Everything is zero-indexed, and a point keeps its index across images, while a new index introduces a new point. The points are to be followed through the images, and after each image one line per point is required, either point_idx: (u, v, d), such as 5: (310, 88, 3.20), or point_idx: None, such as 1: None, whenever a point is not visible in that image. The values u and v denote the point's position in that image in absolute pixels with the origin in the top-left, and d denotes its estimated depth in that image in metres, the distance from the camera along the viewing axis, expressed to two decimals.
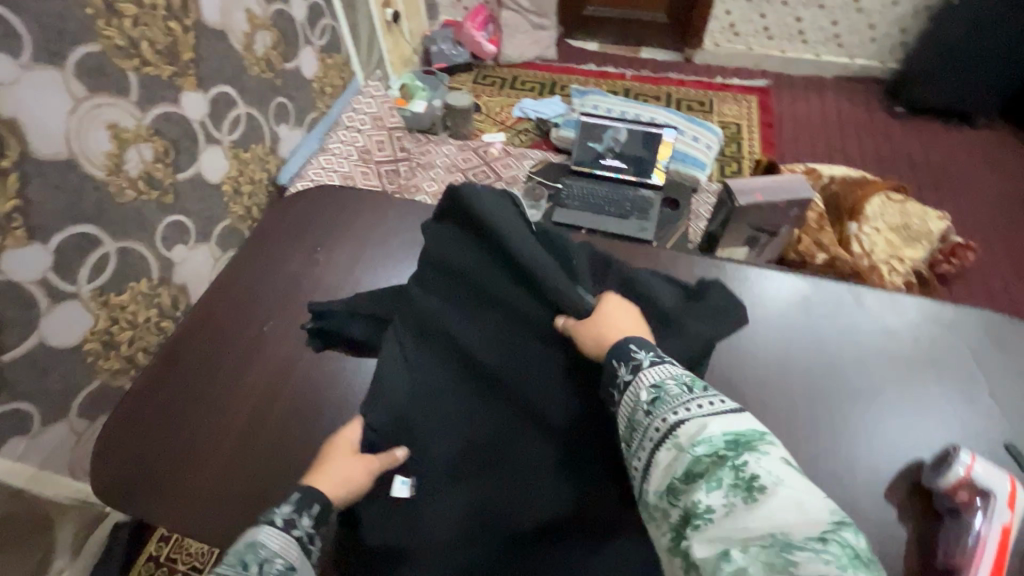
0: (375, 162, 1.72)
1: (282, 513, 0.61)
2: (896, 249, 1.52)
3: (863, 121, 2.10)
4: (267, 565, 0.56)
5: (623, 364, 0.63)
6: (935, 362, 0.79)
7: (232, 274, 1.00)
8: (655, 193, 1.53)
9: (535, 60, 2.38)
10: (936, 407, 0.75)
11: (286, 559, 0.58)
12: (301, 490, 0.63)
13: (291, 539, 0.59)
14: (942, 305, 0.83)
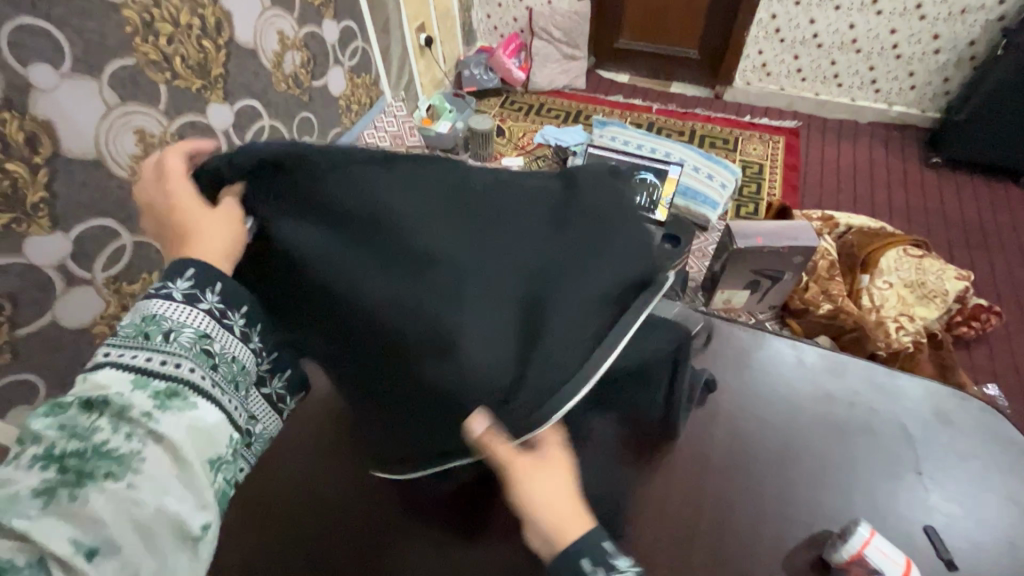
0: None
1: (180, 288, 0.53)
2: (907, 306, 1.45)
3: (895, 171, 2.01)
4: (175, 334, 0.51)
5: None
6: (864, 434, 0.81)
7: None
8: (657, 229, 1.52)
9: (564, 88, 2.43)
10: (859, 479, 0.77)
11: (197, 327, 0.53)
12: (195, 263, 0.55)
13: (198, 311, 0.53)
14: (881, 378, 0.86)
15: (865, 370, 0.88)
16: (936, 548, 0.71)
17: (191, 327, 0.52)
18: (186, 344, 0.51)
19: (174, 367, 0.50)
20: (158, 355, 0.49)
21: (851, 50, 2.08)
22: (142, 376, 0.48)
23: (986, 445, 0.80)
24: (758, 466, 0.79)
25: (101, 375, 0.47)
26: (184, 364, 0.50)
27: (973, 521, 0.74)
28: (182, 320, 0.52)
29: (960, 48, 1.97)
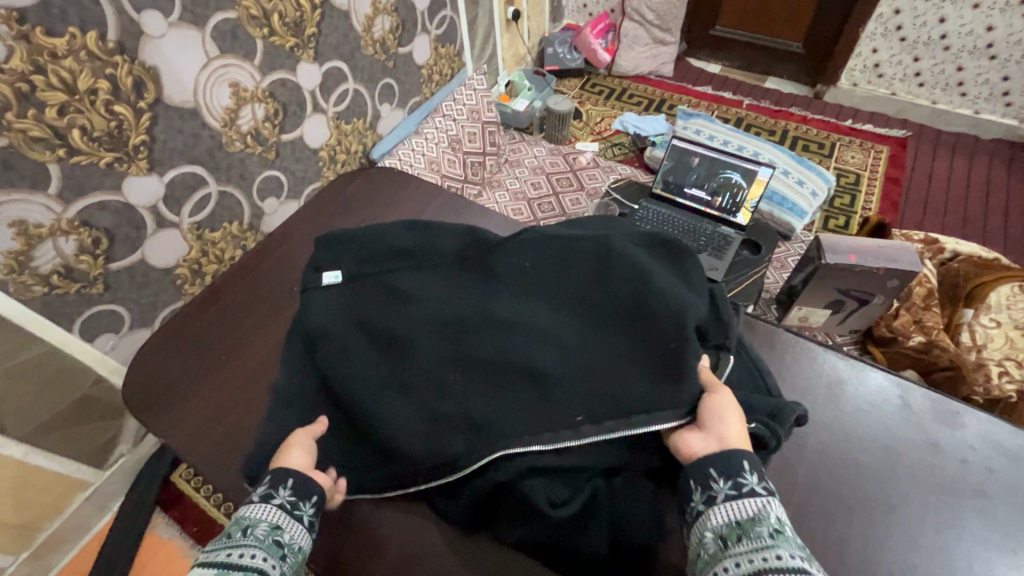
0: (464, 152, 1.77)
1: (260, 492, 0.65)
2: (1017, 350, 1.27)
3: (1017, 196, 1.79)
4: (252, 528, 0.60)
5: (723, 479, 0.60)
6: (977, 497, 0.71)
7: (292, 252, 1.22)
8: (737, 234, 1.43)
9: (650, 74, 2.32)
10: (964, 546, 0.68)
11: (269, 520, 0.61)
12: (274, 470, 0.67)
13: (272, 508, 0.63)
14: (1006, 438, 0.76)
15: (979, 423, 0.78)
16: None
17: (267, 522, 0.61)
18: (264, 536, 0.60)
19: (249, 552, 0.57)
20: (237, 550, 0.57)
21: (984, 56, 1.86)
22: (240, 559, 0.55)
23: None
24: (843, 506, 0.71)
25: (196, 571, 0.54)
26: (258, 554, 0.57)
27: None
28: (264, 520, 0.61)
29: None
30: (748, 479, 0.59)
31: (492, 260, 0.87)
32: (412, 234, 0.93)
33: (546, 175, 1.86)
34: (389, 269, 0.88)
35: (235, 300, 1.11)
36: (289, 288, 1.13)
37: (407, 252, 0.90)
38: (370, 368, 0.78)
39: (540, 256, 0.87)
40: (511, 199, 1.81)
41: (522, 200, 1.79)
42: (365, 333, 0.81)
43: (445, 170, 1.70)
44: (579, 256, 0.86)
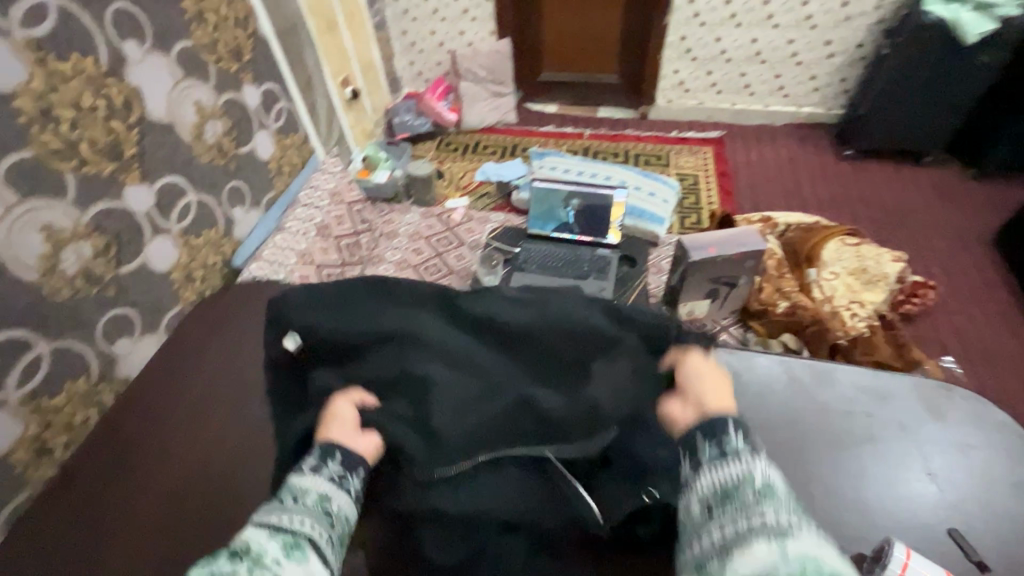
0: (336, 236, 1.71)
1: (308, 463, 0.67)
2: (856, 293, 1.51)
3: (815, 166, 2.14)
4: (302, 495, 0.63)
5: (713, 442, 0.59)
6: (870, 442, 0.77)
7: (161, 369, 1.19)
8: (613, 252, 1.54)
9: (497, 124, 2.46)
10: (878, 495, 0.72)
11: (319, 489, 0.64)
12: (342, 450, 0.69)
13: (322, 479, 0.65)
14: (874, 376, 0.83)
15: (850, 376, 0.84)
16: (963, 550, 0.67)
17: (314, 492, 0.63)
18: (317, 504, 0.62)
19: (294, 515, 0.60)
20: (285, 514, 0.59)
21: (757, 62, 2.24)
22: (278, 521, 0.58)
23: (980, 430, 0.78)
24: None
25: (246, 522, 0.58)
26: (306, 519, 0.60)
27: (991, 510, 0.71)
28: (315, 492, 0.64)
29: (851, 50, 2.14)
30: (734, 439, 0.58)
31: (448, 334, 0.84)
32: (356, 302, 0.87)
33: (424, 238, 1.86)
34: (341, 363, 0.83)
35: (168, 428, 1.06)
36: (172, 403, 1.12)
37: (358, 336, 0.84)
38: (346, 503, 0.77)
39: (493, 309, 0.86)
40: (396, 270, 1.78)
41: (406, 269, 1.76)
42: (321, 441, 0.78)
43: (319, 259, 1.60)
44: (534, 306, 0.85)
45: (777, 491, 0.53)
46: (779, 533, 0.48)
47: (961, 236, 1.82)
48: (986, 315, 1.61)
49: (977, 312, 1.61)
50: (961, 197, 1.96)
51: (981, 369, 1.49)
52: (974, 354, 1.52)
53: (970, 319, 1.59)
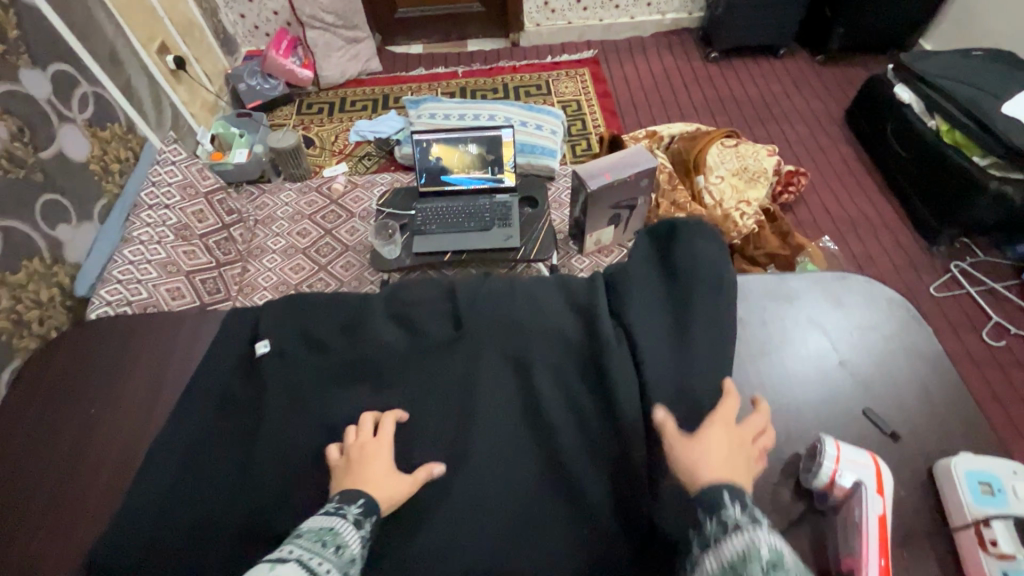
0: (200, 235, 1.48)
1: (352, 514, 0.58)
2: (742, 193, 1.57)
3: (687, 71, 2.18)
4: (340, 549, 0.54)
5: (711, 518, 0.51)
6: (780, 350, 0.72)
7: (42, 366, 0.88)
8: (511, 196, 1.48)
9: (361, 75, 2.22)
10: (789, 401, 0.68)
11: (354, 548, 0.55)
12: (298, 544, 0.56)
13: (354, 536, 0.56)
14: (780, 280, 0.78)
15: (760, 284, 0.77)
16: (877, 426, 0.66)
17: (354, 551, 0.55)
18: (344, 562, 0.54)
19: (324, 565, 0.52)
20: (319, 562, 0.51)
21: None
22: (300, 564, 0.50)
23: (883, 310, 0.75)
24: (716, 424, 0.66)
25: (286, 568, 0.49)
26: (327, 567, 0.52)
27: (915, 394, 0.68)
28: (336, 528, 0.55)
29: None
30: (733, 513, 0.50)
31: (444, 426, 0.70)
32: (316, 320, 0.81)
33: (307, 218, 1.71)
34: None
35: (53, 434, 0.79)
36: (80, 405, 0.82)
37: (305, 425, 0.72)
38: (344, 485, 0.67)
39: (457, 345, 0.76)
40: (283, 259, 1.62)
41: (294, 254, 1.63)
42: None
43: (187, 265, 1.40)
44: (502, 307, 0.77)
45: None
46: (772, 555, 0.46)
47: (820, 120, 1.97)
48: (850, 190, 1.76)
49: (840, 189, 1.77)
50: (815, 84, 2.10)
51: (851, 239, 1.64)
52: (843, 226, 1.67)
53: (836, 197, 1.74)
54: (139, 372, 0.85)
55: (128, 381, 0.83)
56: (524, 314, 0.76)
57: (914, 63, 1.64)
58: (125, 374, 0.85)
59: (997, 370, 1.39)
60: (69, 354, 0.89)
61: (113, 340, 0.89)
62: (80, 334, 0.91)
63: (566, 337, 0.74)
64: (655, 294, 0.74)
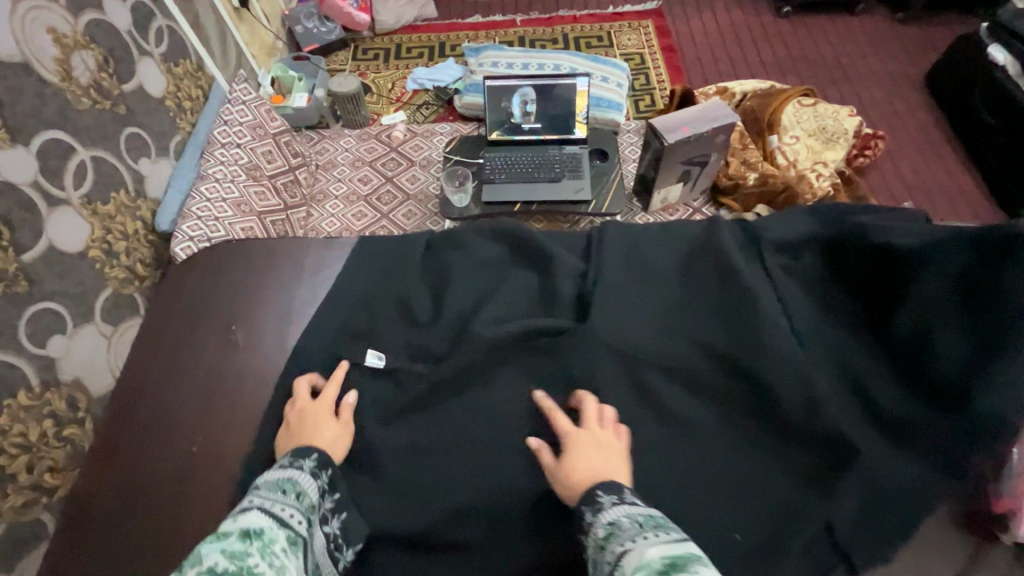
0: (268, 177, 1.49)
1: (308, 465, 0.67)
2: (818, 154, 1.53)
3: (757, 26, 2.08)
4: (301, 497, 0.63)
5: (588, 507, 0.59)
6: None
7: (177, 289, 0.96)
8: (581, 148, 1.44)
9: (416, 22, 2.16)
10: None
11: (312, 496, 0.64)
12: (318, 452, 0.70)
13: (317, 485, 0.66)
14: None
15: None
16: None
17: (311, 499, 0.64)
18: (305, 506, 0.62)
19: (289, 510, 0.59)
20: (291, 510, 0.59)
21: None
22: (266, 510, 0.57)
23: None
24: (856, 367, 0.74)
25: (252, 513, 0.55)
26: (299, 516, 0.59)
27: None
28: (295, 480, 0.64)
29: None
30: (600, 498, 0.59)
31: (649, 382, 0.77)
32: (446, 270, 0.90)
33: (369, 165, 1.71)
34: (424, 304, 0.88)
35: (201, 353, 0.88)
36: (223, 327, 0.90)
37: (451, 367, 0.81)
38: (516, 402, 0.79)
39: (620, 284, 0.84)
40: (346, 206, 1.63)
41: (356, 201, 1.64)
42: (394, 428, 0.79)
43: (259, 207, 1.42)
44: (707, 276, 0.83)
45: (685, 560, 0.47)
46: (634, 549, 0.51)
47: (899, 82, 1.87)
48: (929, 158, 1.69)
49: (918, 157, 1.69)
50: (894, 44, 1.98)
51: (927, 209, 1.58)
52: (920, 196, 1.61)
53: (913, 164, 1.68)
54: (276, 302, 0.92)
55: (266, 310, 0.91)
56: (655, 259, 0.87)
57: (1014, 22, 1.54)
58: (260, 306, 0.92)
59: None
60: (202, 280, 0.96)
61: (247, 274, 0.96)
62: (210, 261, 0.98)
63: (704, 288, 0.82)
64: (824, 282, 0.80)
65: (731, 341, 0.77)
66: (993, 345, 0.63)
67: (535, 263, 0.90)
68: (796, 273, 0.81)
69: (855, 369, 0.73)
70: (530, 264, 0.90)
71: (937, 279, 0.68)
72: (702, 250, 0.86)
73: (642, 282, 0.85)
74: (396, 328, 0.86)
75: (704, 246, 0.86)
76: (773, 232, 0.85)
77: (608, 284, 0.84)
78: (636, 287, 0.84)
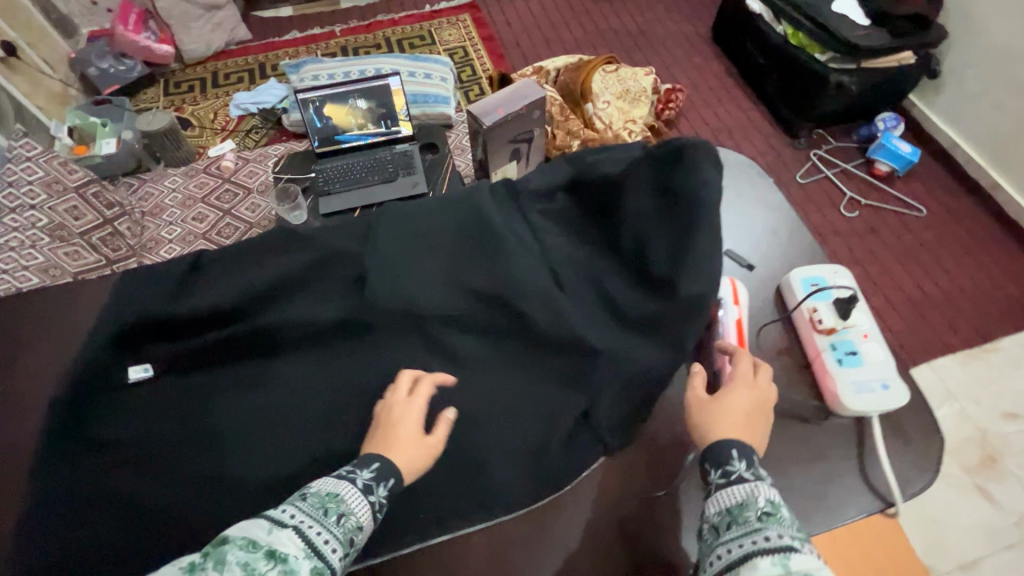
0: (80, 234, 1.36)
1: (362, 477, 0.60)
2: (628, 113, 1.69)
3: (565, 7, 2.23)
4: (345, 518, 0.56)
5: (731, 464, 0.59)
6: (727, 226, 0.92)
7: None
8: (411, 145, 1.47)
9: (229, 46, 2.06)
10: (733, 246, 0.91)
11: (359, 516, 0.57)
12: (381, 458, 0.63)
13: (368, 504, 0.59)
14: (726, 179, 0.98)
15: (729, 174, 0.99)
16: (737, 262, 0.88)
17: (357, 520, 0.57)
18: (347, 530, 0.55)
19: (323, 535, 0.53)
20: (327, 535, 0.53)
21: None
22: (299, 533, 0.52)
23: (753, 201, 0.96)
24: (596, 290, 0.80)
25: (284, 533, 0.51)
26: (335, 546, 0.53)
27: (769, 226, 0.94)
28: (341, 494, 0.58)
29: None
30: (737, 467, 0.58)
31: (434, 339, 0.79)
32: (214, 279, 0.85)
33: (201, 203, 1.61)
34: (192, 312, 0.81)
35: None
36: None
37: (229, 374, 0.79)
38: (298, 401, 0.76)
39: (389, 253, 0.83)
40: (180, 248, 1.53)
41: (193, 240, 1.54)
42: (184, 447, 0.73)
43: (71, 268, 1.31)
44: (472, 229, 0.84)
45: None
46: (776, 550, 0.48)
47: (692, 40, 2.10)
48: (724, 102, 1.92)
49: (715, 102, 1.92)
50: (682, 7, 2.22)
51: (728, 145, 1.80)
52: (719, 134, 1.84)
53: (712, 109, 1.90)
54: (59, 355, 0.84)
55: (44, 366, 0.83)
56: (417, 223, 0.86)
57: None
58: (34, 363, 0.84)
59: (873, 236, 1.60)
60: None
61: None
62: None
63: (466, 239, 0.84)
64: (568, 221, 0.85)
65: (489, 284, 0.80)
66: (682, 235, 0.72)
67: (301, 256, 0.85)
68: (553, 216, 0.86)
69: (600, 284, 0.80)
70: (296, 255, 0.85)
71: (642, 188, 0.78)
72: (470, 207, 0.86)
73: (402, 248, 0.84)
74: (172, 351, 0.80)
75: (463, 204, 0.87)
76: (528, 182, 0.88)
77: (371, 257, 0.83)
78: (400, 250, 0.84)
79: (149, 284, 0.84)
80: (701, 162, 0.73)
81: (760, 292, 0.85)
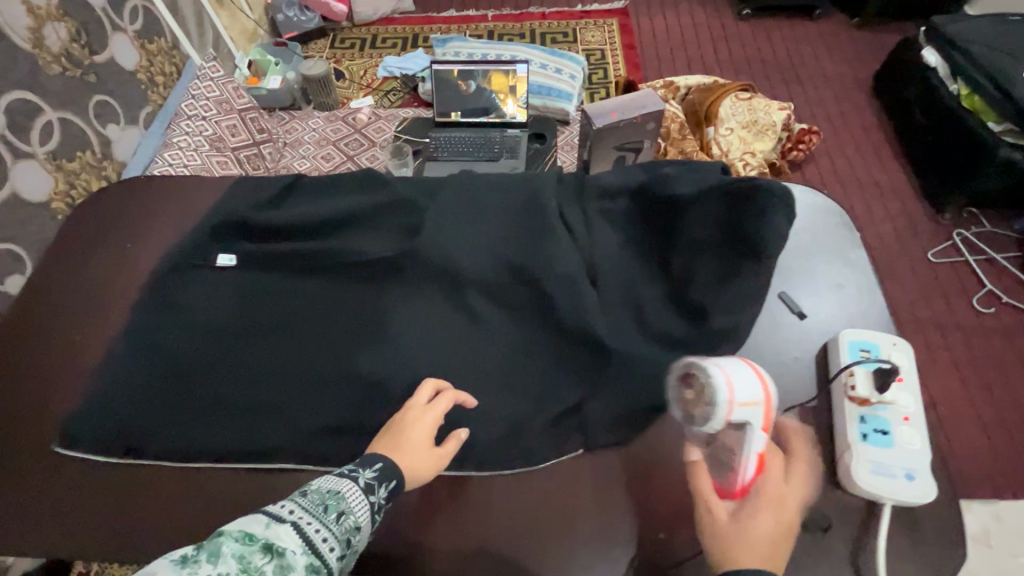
0: (232, 149, 1.59)
1: (364, 477, 0.60)
2: (749, 145, 1.61)
3: (717, 28, 2.15)
4: (345, 517, 0.56)
5: None
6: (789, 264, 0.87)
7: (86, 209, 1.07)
8: (522, 131, 1.53)
9: (393, 14, 2.27)
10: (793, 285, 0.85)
11: (358, 517, 0.57)
12: (384, 460, 0.63)
13: (369, 504, 0.58)
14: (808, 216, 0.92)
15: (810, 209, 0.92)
16: (788, 306, 0.83)
17: (356, 520, 0.56)
18: (345, 529, 0.55)
19: (321, 533, 0.53)
20: (325, 532, 0.53)
21: None
22: (297, 528, 0.51)
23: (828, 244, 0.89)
24: (630, 296, 0.82)
25: (281, 527, 0.50)
26: (332, 544, 0.53)
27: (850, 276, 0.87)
28: (342, 493, 0.57)
29: None
30: None
31: (466, 298, 0.84)
32: (303, 200, 0.99)
33: (332, 143, 1.75)
34: (278, 219, 0.94)
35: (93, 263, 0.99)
36: (120, 242, 1.01)
37: (288, 281, 0.90)
38: (336, 317, 0.85)
39: (449, 211, 0.90)
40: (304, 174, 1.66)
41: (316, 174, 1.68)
42: (236, 335, 0.85)
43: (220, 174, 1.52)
44: (526, 212, 0.89)
45: None
46: None
47: (848, 84, 1.94)
48: (865, 155, 1.75)
49: (854, 153, 1.76)
50: (848, 47, 2.05)
51: (855, 201, 1.65)
52: (849, 188, 1.68)
53: (848, 160, 1.74)
54: (171, 225, 1.02)
55: (157, 232, 1.01)
56: (480, 194, 0.92)
57: (946, 25, 1.59)
58: (152, 228, 1.03)
59: (1004, 339, 1.39)
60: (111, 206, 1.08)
61: (110, 221, 1.05)
62: (112, 190, 1.10)
63: (520, 217, 0.89)
64: (623, 224, 0.87)
65: (526, 259, 0.84)
66: (730, 268, 0.76)
67: (375, 198, 0.95)
68: (609, 216, 0.87)
69: (636, 292, 0.82)
70: (371, 196, 0.96)
71: (705, 220, 0.78)
72: (530, 191, 0.91)
73: (462, 210, 0.90)
74: (250, 246, 0.94)
75: (527, 185, 0.92)
76: (601, 178, 0.90)
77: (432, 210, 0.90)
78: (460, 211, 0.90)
79: (251, 194, 1.01)
80: (770, 210, 0.74)
81: (804, 343, 0.80)
